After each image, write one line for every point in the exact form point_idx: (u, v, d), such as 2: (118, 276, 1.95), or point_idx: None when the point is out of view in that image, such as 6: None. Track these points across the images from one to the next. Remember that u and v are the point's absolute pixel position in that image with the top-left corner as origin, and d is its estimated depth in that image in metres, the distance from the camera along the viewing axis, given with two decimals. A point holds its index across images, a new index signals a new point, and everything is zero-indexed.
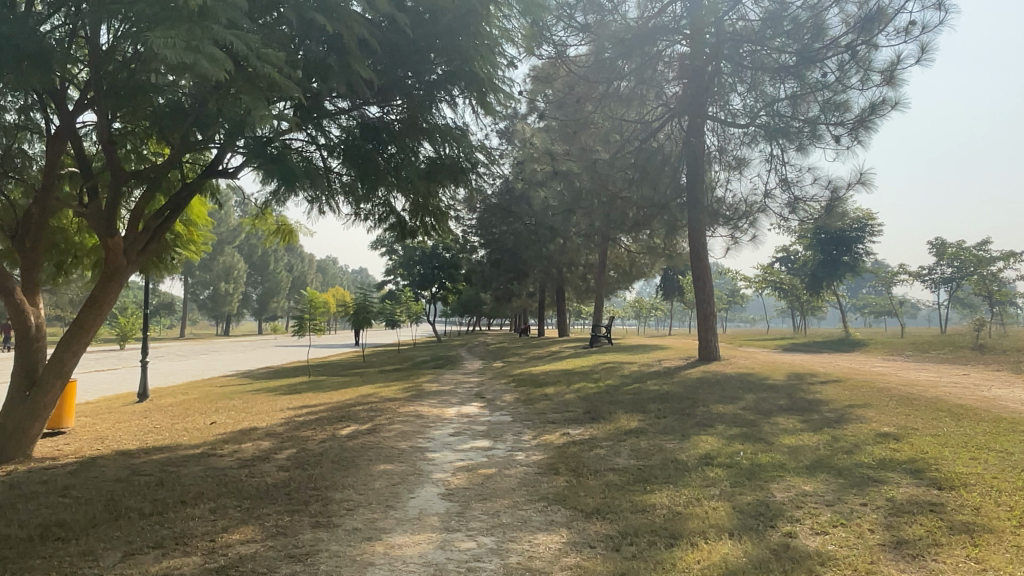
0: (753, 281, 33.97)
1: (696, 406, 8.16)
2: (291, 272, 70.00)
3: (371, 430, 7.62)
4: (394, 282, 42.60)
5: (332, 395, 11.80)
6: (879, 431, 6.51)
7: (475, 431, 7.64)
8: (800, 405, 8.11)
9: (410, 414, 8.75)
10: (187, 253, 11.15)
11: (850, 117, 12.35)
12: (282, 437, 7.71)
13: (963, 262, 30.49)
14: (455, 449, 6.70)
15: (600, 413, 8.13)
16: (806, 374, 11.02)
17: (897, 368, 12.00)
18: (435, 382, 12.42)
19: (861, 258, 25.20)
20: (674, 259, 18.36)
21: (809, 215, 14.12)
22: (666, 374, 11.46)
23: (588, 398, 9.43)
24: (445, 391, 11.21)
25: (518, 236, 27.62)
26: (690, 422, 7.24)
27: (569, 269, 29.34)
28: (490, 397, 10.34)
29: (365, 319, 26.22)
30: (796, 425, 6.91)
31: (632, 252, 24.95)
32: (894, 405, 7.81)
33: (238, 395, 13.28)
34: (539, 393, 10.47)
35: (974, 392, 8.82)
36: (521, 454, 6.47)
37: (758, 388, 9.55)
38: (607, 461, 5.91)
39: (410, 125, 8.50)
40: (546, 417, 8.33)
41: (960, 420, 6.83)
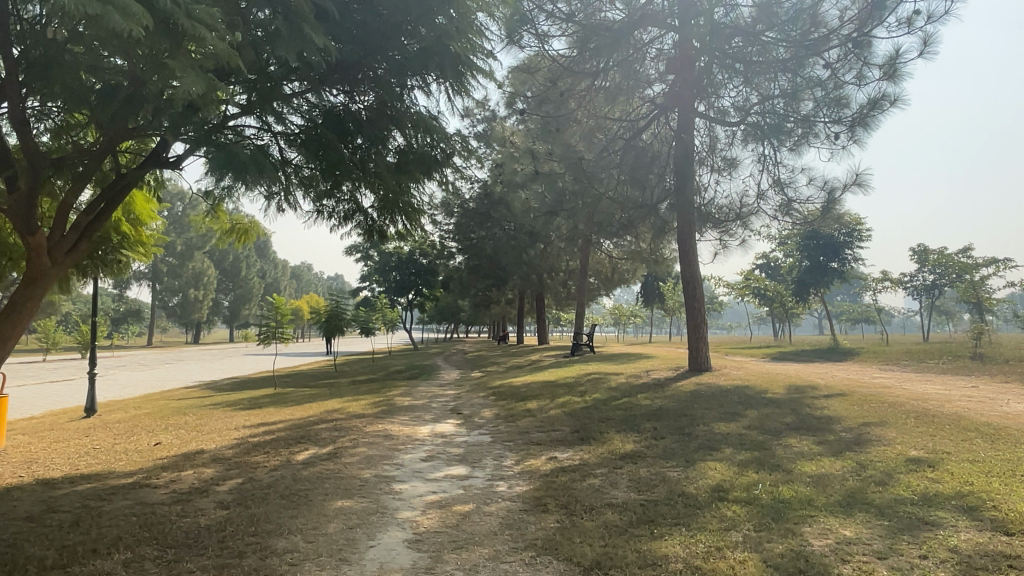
0: (735, 288, 33.40)
1: (696, 424, 7.36)
2: (263, 278, 68.40)
3: (331, 454, 6.72)
4: (369, 289, 41.45)
5: (295, 410, 10.86)
6: (909, 456, 5.73)
7: (450, 455, 6.76)
8: (811, 423, 7.33)
9: (378, 434, 7.85)
10: (135, 255, 10.12)
11: (849, 114, 11.65)
12: (228, 465, 6.74)
13: (947, 269, 30.21)
14: (427, 478, 5.81)
15: (590, 434, 7.29)
16: (806, 386, 10.30)
17: (901, 380, 11.31)
18: (409, 396, 11.51)
19: (849, 263, 24.65)
20: (660, 264, 17.63)
21: (803, 217, 13.42)
22: (657, 387, 10.67)
23: (575, 415, 8.59)
24: (418, 405, 10.31)
25: (497, 241, 26.81)
26: (692, 443, 6.43)
27: (550, 275, 28.55)
28: (467, 413, 9.46)
29: (337, 326, 25.14)
30: (814, 448, 6.11)
31: (614, 256, 24.24)
32: (914, 424, 7.05)
33: (194, 410, 12.24)
34: (521, 408, 9.62)
35: (995, 407, 8.11)
36: (503, 484, 5.61)
37: (758, 402, 8.78)
38: (603, 495, 5.07)
39: (378, 112, 7.69)
40: (530, 438, 7.48)
41: (997, 442, 6.08)
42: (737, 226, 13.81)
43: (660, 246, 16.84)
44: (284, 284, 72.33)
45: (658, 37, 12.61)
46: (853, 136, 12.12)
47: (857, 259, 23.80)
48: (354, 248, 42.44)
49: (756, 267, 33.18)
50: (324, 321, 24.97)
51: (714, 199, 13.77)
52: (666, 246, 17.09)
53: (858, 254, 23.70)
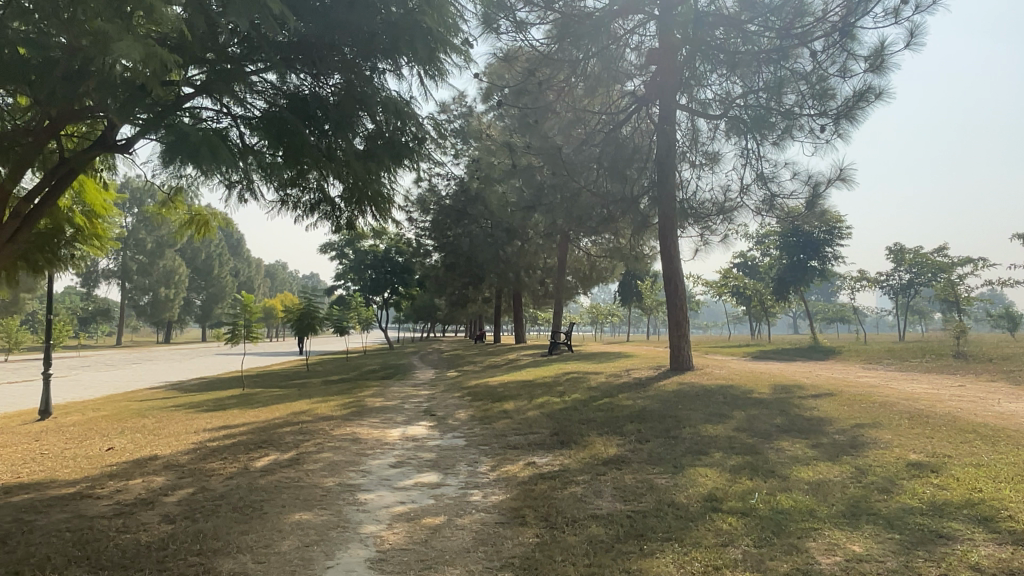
0: (713, 287, 33.23)
1: (681, 426, 6.98)
2: (236, 277, 67.21)
3: (293, 461, 6.26)
4: (344, 287, 40.75)
5: (261, 412, 10.35)
6: (910, 460, 5.39)
7: (421, 461, 6.31)
8: (802, 425, 6.99)
9: (345, 437, 7.38)
10: (90, 250, 9.57)
11: (834, 106, 11.36)
12: (180, 473, 6.24)
13: (923, 268, 30.33)
14: (395, 487, 5.36)
15: (570, 437, 6.89)
16: (792, 385, 9.99)
17: (886, 379, 11.06)
18: (380, 396, 11.03)
19: (828, 262, 24.54)
20: (639, 262, 17.31)
21: (786, 212, 13.14)
22: (639, 386, 10.31)
23: (554, 417, 8.18)
24: (389, 406, 9.84)
25: (474, 238, 26.38)
26: (679, 447, 6.05)
27: (527, 273, 28.13)
28: (441, 415, 9.01)
29: (309, 325, 24.51)
30: (808, 452, 5.76)
31: (592, 253, 23.91)
32: (908, 425, 6.74)
33: (154, 412, 11.65)
34: (497, 409, 9.20)
35: (988, 408, 7.84)
36: (477, 494, 5.19)
37: (744, 402, 8.44)
38: (585, 505, 4.67)
39: (346, 96, 7.25)
40: (507, 441, 7.06)
41: (998, 444, 5.78)
42: (719, 222, 13.50)
43: (640, 242, 16.49)
44: (257, 282, 71.16)
45: (639, 25, 12.22)
46: (837, 130, 11.85)
47: (836, 257, 23.66)
48: (328, 246, 41.71)
49: (734, 266, 33.03)
50: (295, 320, 24.33)
51: (696, 194, 13.43)
52: (646, 243, 16.77)
53: (837, 253, 23.57)
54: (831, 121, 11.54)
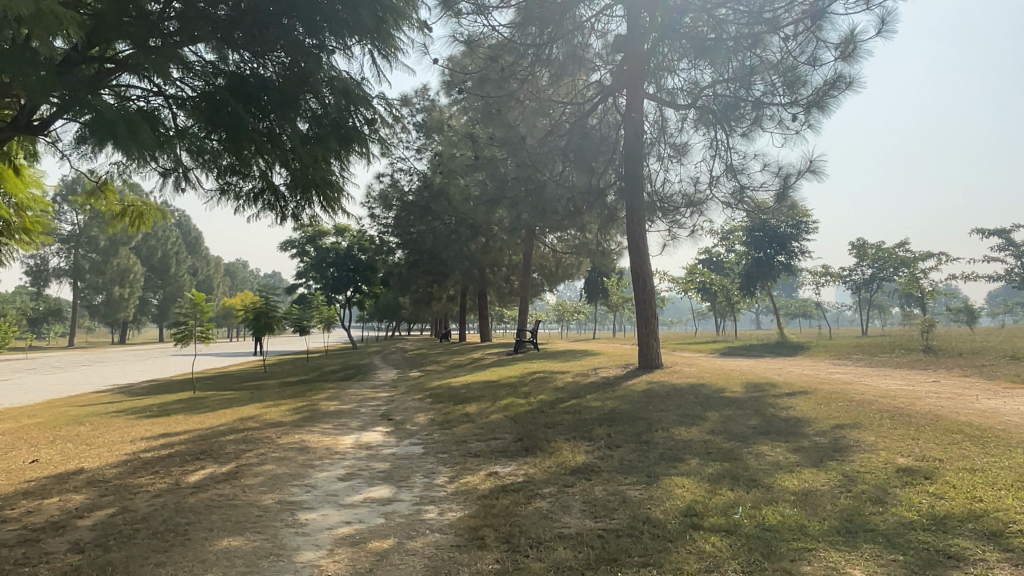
0: (679, 283, 33.06)
1: (653, 430, 6.54)
2: (194, 276, 65.46)
3: (231, 475, 5.69)
4: (305, 286, 39.74)
5: (206, 418, 9.70)
6: (899, 465, 5.02)
7: (373, 472, 5.78)
8: (780, 426, 6.61)
9: (292, 446, 6.80)
10: (17, 243, 8.95)
11: (805, 95, 11.08)
12: (103, 490, 5.62)
13: (885, 263, 30.52)
14: (341, 504, 4.83)
15: (536, 443, 6.41)
16: (764, 383, 9.63)
17: (859, 375, 10.78)
18: (336, 400, 10.43)
19: (794, 257, 24.43)
20: (606, 258, 16.92)
21: (755, 206, 12.81)
22: (608, 386, 9.88)
23: (518, 420, 7.70)
24: (344, 411, 9.27)
25: (438, 234, 25.81)
26: (653, 454, 5.61)
27: (492, 271, 27.58)
28: (398, 420, 8.46)
29: (266, 325, 23.68)
30: (790, 457, 5.36)
31: (558, 248, 23.49)
32: (891, 426, 6.38)
33: (91, 419, 10.91)
34: (459, 412, 8.69)
35: (969, 406, 7.54)
36: (432, 510, 4.67)
37: (717, 402, 8.04)
38: (552, 523, 4.19)
39: (293, 77, 6.72)
40: (467, 448, 6.56)
41: (989, 446, 5.44)
42: (687, 217, 13.14)
43: (606, 237, 16.04)
44: (216, 281, 69.39)
45: (606, 10, 11.79)
46: (807, 120, 11.56)
47: (803, 252, 23.57)
48: (289, 243, 40.69)
49: (700, 262, 32.88)
50: (252, 320, 23.49)
51: (664, 187, 13.05)
52: (613, 238, 16.36)
53: (804, 248, 23.47)
54: (802, 111, 11.26)
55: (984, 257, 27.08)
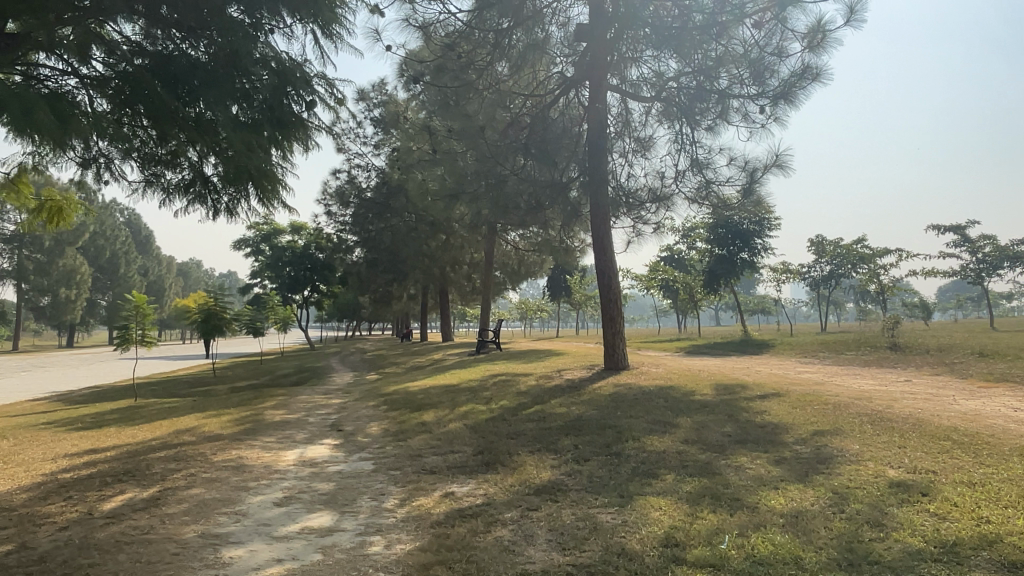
0: (641, 280, 32.82)
1: (623, 440, 6.07)
2: (145, 277, 63.30)
3: (152, 502, 5.06)
4: (260, 285, 38.55)
5: (141, 430, 8.97)
6: (891, 479, 4.60)
7: (314, 497, 5.19)
8: (757, 433, 6.18)
9: (227, 466, 6.17)
10: None
11: (772, 86, 10.73)
12: (4, 521, 4.95)
13: (842, 260, 30.73)
14: (274, 536, 4.25)
15: (496, 456, 5.89)
16: (734, 385, 9.24)
17: (828, 374, 10.49)
18: (283, 409, 9.75)
19: (757, 253, 24.29)
20: (568, 255, 16.48)
21: (721, 202, 12.41)
22: (572, 389, 9.40)
23: (478, 430, 7.17)
24: (291, 421, 8.62)
25: (397, 232, 25.17)
26: (625, 469, 5.12)
27: (452, 269, 26.91)
28: (349, 431, 7.85)
29: (216, 327, 22.70)
30: (772, 470, 4.92)
31: (521, 246, 22.98)
32: (874, 432, 6.00)
33: (16, 432, 10.08)
34: (414, 421, 8.12)
35: (948, 408, 7.22)
36: (377, 542, 4.12)
37: (687, 407, 7.61)
38: (512, 557, 3.66)
39: (225, 58, 6.09)
40: (421, 463, 6.01)
41: (982, 455, 5.06)
42: (652, 214, 12.69)
43: (569, 234, 15.52)
44: (168, 281, 67.26)
45: None
46: (774, 113, 11.21)
47: (766, 248, 23.43)
48: (242, 241, 39.46)
49: (662, 259, 32.67)
50: (201, 322, 22.49)
51: (629, 182, 12.58)
52: (576, 235, 15.93)
53: (767, 245, 23.35)
54: (768, 103, 10.92)
55: (940, 253, 27.37)
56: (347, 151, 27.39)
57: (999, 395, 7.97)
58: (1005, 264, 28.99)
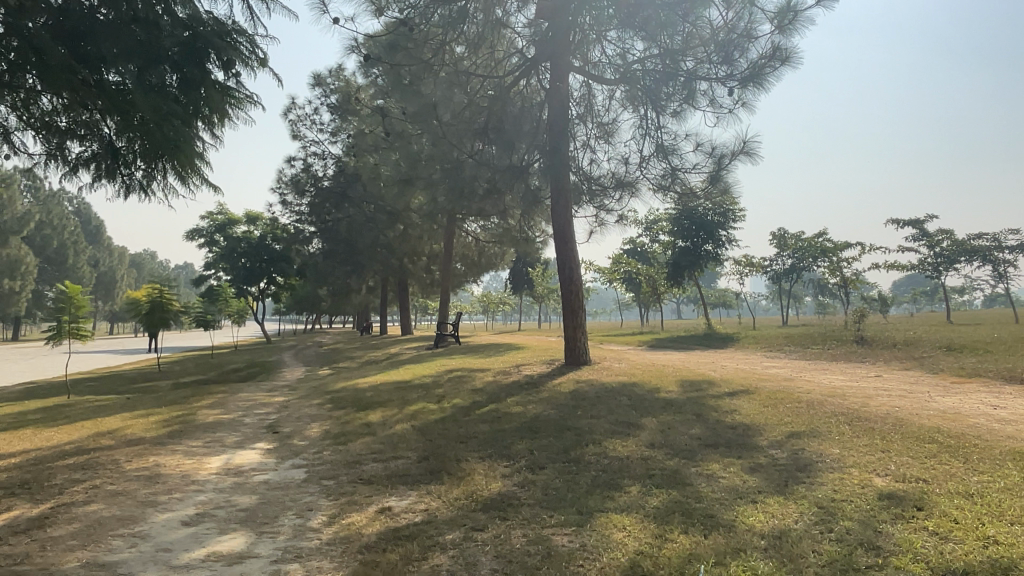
0: (604, 273, 32.44)
1: (582, 444, 5.52)
2: (95, 268, 61.17)
3: (38, 523, 4.35)
4: (213, 277, 37.29)
5: (58, 434, 8.14)
6: (880, 490, 4.12)
7: (230, 515, 4.53)
8: (727, 436, 5.67)
9: (138, 477, 5.47)
10: None
11: (740, 70, 10.29)
12: None
13: (803, 253, 30.75)
14: (171, 566, 3.60)
15: (443, 464, 5.29)
16: (701, 382, 8.76)
17: (797, 370, 10.10)
18: (218, 408, 9.01)
19: (721, 246, 24.01)
20: (529, 245, 15.92)
21: (687, 189, 11.93)
22: (531, 387, 8.83)
23: (426, 432, 6.55)
24: (224, 423, 7.90)
25: (353, 222, 24.32)
26: (585, 479, 4.56)
27: (411, 261, 26.16)
28: (286, 433, 7.17)
29: (161, 320, 21.68)
30: (748, 480, 4.40)
31: (481, 237, 22.32)
32: (852, 434, 5.54)
33: None
34: (358, 422, 7.47)
35: (926, 406, 6.81)
36: (293, 571, 3.50)
37: (653, 406, 7.09)
38: None
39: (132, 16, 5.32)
40: (358, 472, 5.37)
41: (973, 461, 4.61)
42: (615, 202, 12.18)
43: (529, 223, 14.94)
44: (120, 272, 65.12)
45: None
46: (741, 98, 10.78)
47: (730, 241, 23.17)
48: (195, 231, 38.20)
49: (625, 252, 32.32)
50: (145, 314, 21.46)
51: (592, 169, 12.02)
52: (536, 224, 15.35)
53: (730, 237, 23.08)
54: (737, 86, 10.47)
55: (899, 246, 27.42)
56: (303, 138, 26.53)
57: (975, 392, 7.60)
58: (962, 258, 29.19)
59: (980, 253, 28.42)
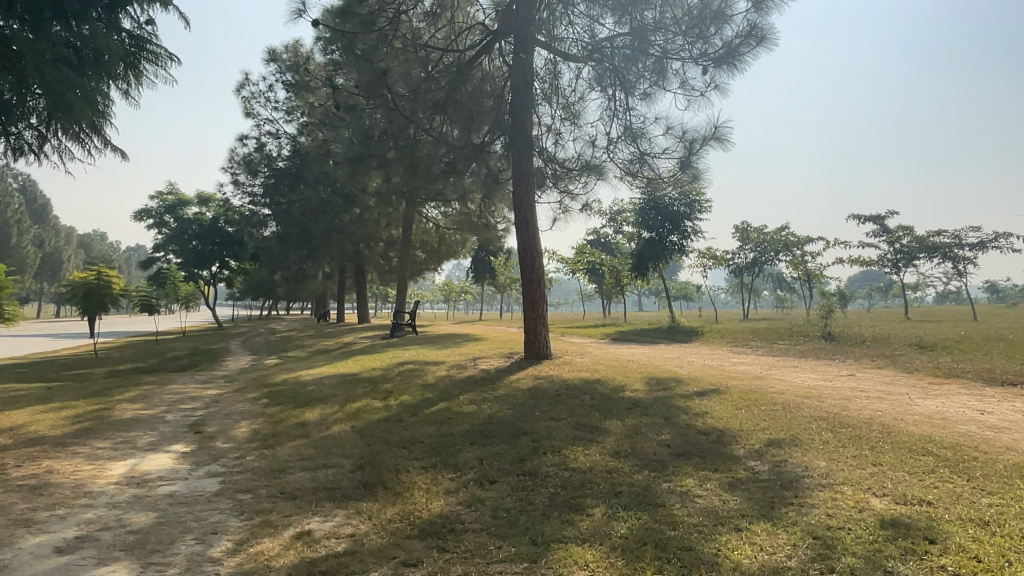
0: (567, 263, 31.85)
1: (540, 453, 4.87)
2: (41, 248, 58.87)
3: None
4: (163, 260, 35.89)
5: None
6: (881, 515, 3.53)
7: (116, 540, 3.79)
8: (700, 444, 5.08)
9: (20, 488, 4.69)
10: None
11: (715, 50, 9.70)
12: None
13: (766, 247, 30.51)
14: None
15: (379, 475, 4.60)
16: (668, 379, 8.20)
17: (767, 367, 9.61)
18: (142, 402, 8.20)
19: (687, 237, 23.58)
20: (491, 232, 15.24)
21: (655, 176, 11.33)
22: (487, 382, 8.19)
23: (366, 435, 5.86)
24: (142, 420, 7.10)
25: (308, 204, 23.38)
26: (541, 498, 3.91)
27: (368, 247, 25.28)
28: (209, 433, 6.43)
29: (100, 304, 20.54)
30: (728, 500, 3.80)
31: (441, 223, 21.55)
32: (837, 443, 5.00)
33: None
34: (293, 420, 6.75)
35: (910, 410, 6.32)
36: None
37: (617, 407, 6.50)
38: None
39: None
40: (280, 484, 4.66)
41: (979, 479, 4.08)
42: (581, 187, 11.53)
43: (490, 208, 14.21)
44: (68, 253, 62.80)
45: None
46: (714, 80, 10.21)
47: (696, 232, 22.74)
48: (143, 212, 36.72)
49: (588, 242, 31.82)
50: (81, 297, 20.30)
51: (557, 153, 11.33)
52: (499, 210, 14.67)
53: (695, 228, 22.68)
54: (710, 66, 9.88)
55: (860, 241, 27.37)
56: (256, 116, 25.45)
57: (957, 394, 7.14)
58: (921, 254, 29.30)
59: (940, 251, 28.45)
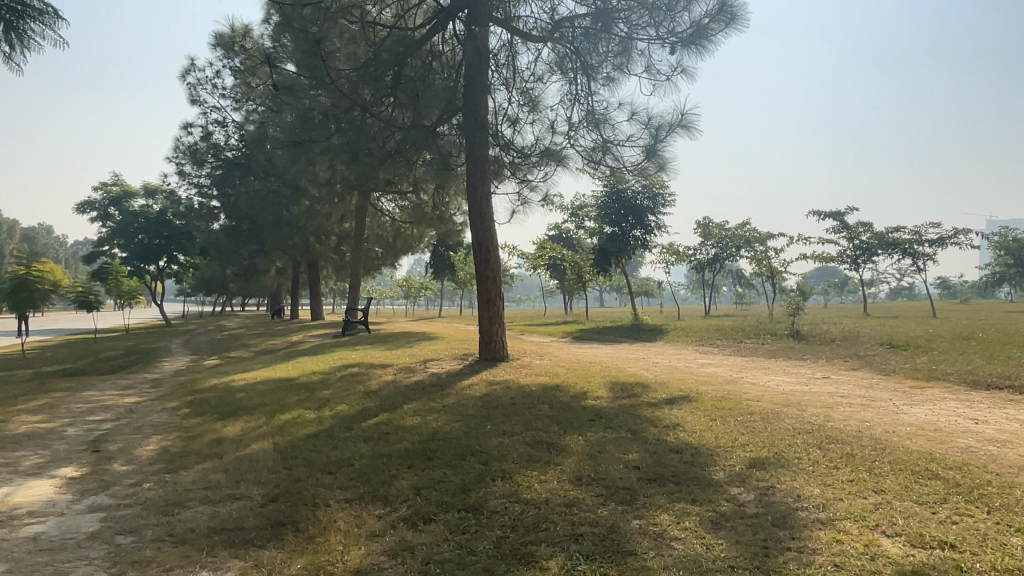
0: (528, 259, 31.11)
1: (489, 480, 4.13)
2: None
3: None
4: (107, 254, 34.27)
5: None
6: (900, 565, 2.87)
7: None
8: (674, 466, 4.39)
9: None
10: None
11: (684, 30, 9.02)
12: None
13: (729, 243, 30.18)
14: None
15: (292, 512, 3.81)
16: (634, 385, 7.53)
17: (738, 370, 9.01)
18: (44, 413, 7.27)
19: (650, 231, 23.08)
20: (445, 225, 14.46)
21: (619, 165, 10.66)
22: (435, 389, 7.42)
23: (288, 455, 5.05)
24: (35, 436, 6.18)
25: (256, 197, 22.29)
26: (487, 546, 3.16)
27: (320, 241, 24.25)
28: (110, 452, 5.57)
29: (30, 300, 19.24)
30: (713, 545, 3.10)
31: (397, 218, 20.66)
32: (827, 463, 4.36)
33: None
34: (211, 435, 5.93)
35: (898, 420, 5.73)
36: None
37: (578, 418, 5.79)
38: None
39: None
40: (173, 521, 3.85)
41: (1001, 512, 3.46)
42: (541, 177, 10.79)
43: (444, 199, 13.42)
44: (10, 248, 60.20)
45: None
46: (681, 61, 9.54)
47: (659, 226, 22.26)
48: (86, 204, 35.09)
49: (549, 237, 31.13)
50: (9, 293, 18.94)
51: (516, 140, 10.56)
52: (454, 201, 13.88)
53: (658, 223, 22.17)
54: (677, 47, 9.19)
55: (822, 238, 27.13)
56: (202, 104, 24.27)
57: (943, 401, 6.58)
58: (881, 250, 29.22)
59: (901, 247, 28.37)
